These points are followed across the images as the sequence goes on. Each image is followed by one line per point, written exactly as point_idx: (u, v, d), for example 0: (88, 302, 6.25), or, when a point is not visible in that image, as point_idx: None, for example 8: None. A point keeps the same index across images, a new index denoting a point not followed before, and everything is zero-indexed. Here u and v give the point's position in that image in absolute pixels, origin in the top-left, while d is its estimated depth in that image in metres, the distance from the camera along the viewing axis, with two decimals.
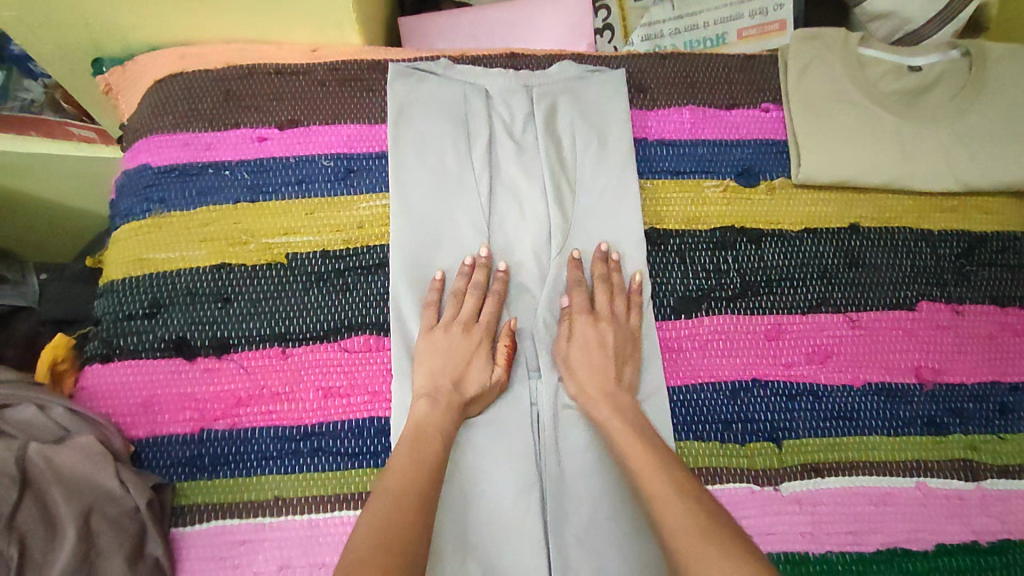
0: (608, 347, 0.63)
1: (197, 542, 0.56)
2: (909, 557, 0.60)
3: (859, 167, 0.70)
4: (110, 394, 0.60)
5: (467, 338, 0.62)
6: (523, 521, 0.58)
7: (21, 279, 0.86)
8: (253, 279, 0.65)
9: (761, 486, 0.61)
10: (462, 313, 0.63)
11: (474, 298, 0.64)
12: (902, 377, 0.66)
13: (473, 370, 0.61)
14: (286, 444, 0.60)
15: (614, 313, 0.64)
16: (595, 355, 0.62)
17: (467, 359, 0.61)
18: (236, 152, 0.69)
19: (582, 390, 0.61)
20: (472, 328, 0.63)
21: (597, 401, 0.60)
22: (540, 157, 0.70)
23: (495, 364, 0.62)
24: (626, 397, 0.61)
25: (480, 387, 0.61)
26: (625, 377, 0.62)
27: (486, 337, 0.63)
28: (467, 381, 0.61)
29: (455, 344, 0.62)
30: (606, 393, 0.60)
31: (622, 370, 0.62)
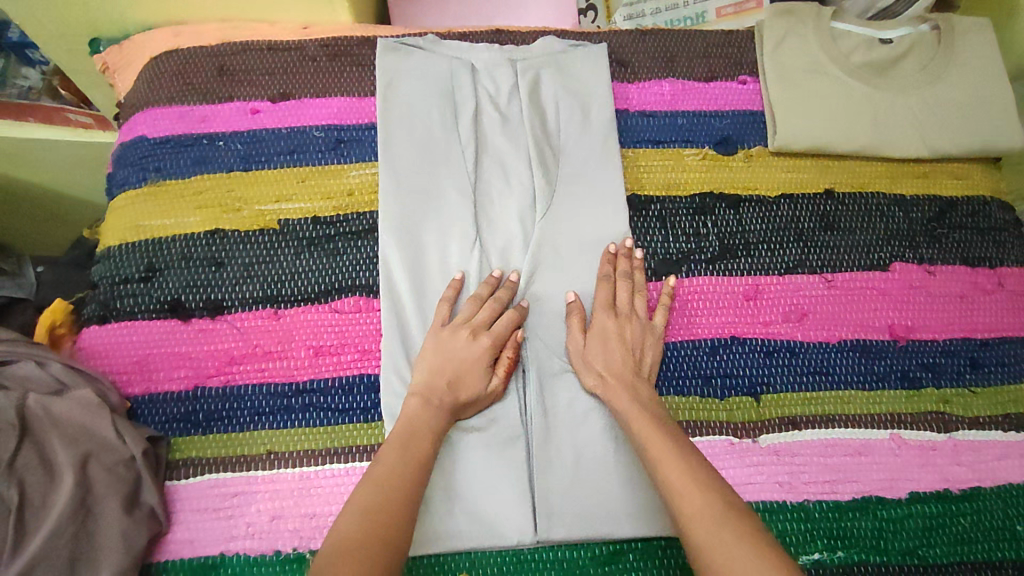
0: (625, 342, 0.63)
1: (191, 495, 0.58)
2: (883, 505, 0.61)
3: (833, 134, 0.73)
4: (107, 353, 0.62)
5: (473, 345, 0.61)
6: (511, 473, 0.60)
7: (17, 270, 0.86)
8: (246, 244, 0.67)
9: (740, 438, 0.63)
10: (477, 319, 0.62)
11: (489, 307, 0.63)
12: (876, 334, 0.68)
13: (473, 379, 0.60)
14: (279, 400, 0.61)
15: (634, 313, 0.65)
16: (615, 350, 0.62)
17: (468, 364, 0.60)
18: (230, 124, 0.71)
19: (601, 381, 0.61)
20: (481, 332, 0.61)
21: (619, 392, 0.59)
22: (525, 127, 0.72)
23: (495, 373, 0.62)
24: (644, 386, 0.61)
25: (476, 395, 0.60)
26: (646, 368, 0.63)
27: (492, 343, 0.61)
28: (464, 385, 0.60)
29: (461, 349, 0.60)
30: (625, 385, 0.60)
31: (642, 355, 0.63)
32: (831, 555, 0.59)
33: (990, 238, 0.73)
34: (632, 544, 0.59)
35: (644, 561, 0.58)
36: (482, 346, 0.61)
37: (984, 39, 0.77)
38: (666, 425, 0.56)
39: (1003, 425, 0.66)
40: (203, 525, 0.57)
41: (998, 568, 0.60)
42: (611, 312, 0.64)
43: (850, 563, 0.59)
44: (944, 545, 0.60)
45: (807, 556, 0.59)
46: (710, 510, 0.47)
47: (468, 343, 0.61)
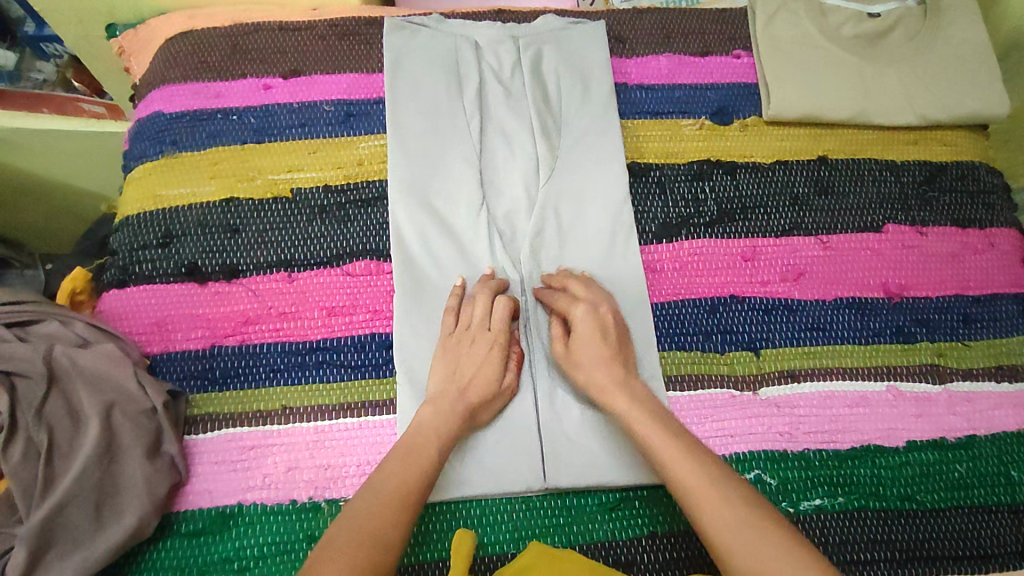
0: (611, 340, 0.61)
1: (209, 448, 0.59)
2: (882, 453, 0.63)
3: (824, 102, 0.76)
4: (127, 314, 0.64)
5: (478, 344, 0.61)
6: (517, 426, 0.62)
7: (31, 263, 0.91)
8: (259, 211, 0.69)
9: (741, 391, 0.65)
10: (473, 321, 0.62)
11: (484, 301, 0.63)
12: (872, 292, 0.70)
13: (484, 375, 0.60)
14: (294, 358, 0.63)
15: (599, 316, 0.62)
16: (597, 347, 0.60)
17: (480, 361, 0.60)
18: (243, 99, 0.74)
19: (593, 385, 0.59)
20: (484, 331, 0.62)
21: (614, 391, 0.58)
22: (528, 99, 0.74)
23: (508, 367, 0.62)
24: (637, 382, 0.59)
25: (490, 391, 0.60)
26: (628, 359, 0.61)
27: (500, 335, 0.62)
28: (472, 387, 0.59)
29: (472, 352, 0.61)
30: (619, 384, 0.58)
31: (625, 352, 0.61)
32: (833, 500, 0.61)
33: (979, 202, 0.76)
34: (639, 492, 0.61)
35: (649, 507, 0.60)
36: (487, 346, 0.61)
37: (970, 11, 0.80)
38: (673, 423, 0.55)
39: (996, 377, 0.68)
40: (220, 477, 0.58)
41: (994, 512, 0.61)
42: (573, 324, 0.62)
43: (851, 508, 0.61)
44: (941, 490, 0.62)
45: (808, 502, 0.61)
46: (737, 523, 0.46)
47: (469, 347, 0.61)
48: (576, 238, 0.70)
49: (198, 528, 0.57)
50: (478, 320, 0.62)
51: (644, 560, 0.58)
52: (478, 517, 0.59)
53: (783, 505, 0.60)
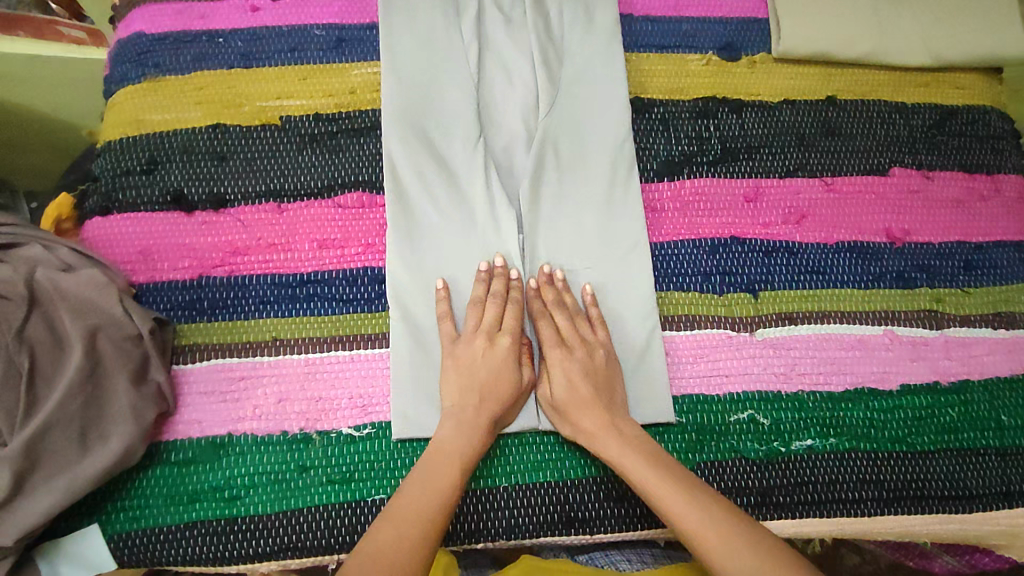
0: (592, 377, 0.58)
1: (199, 377, 0.58)
2: (875, 396, 0.63)
3: (835, 40, 0.73)
4: (110, 242, 0.62)
5: (491, 351, 0.58)
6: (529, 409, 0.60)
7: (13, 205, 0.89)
8: (247, 139, 0.66)
9: (737, 332, 0.64)
10: (484, 322, 0.60)
11: (495, 306, 0.60)
12: (874, 237, 0.69)
13: (505, 379, 0.58)
14: (284, 290, 0.62)
15: (586, 340, 0.60)
16: (582, 389, 0.58)
17: (501, 369, 0.58)
18: (229, 22, 0.70)
19: (580, 430, 0.57)
20: (496, 335, 0.59)
21: (600, 433, 0.56)
22: (529, 30, 0.71)
23: (523, 363, 0.60)
24: (625, 421, 0.57)
25: (514, 393, 0.58)
26: (619, 399, 0.59)
27: (512, 342, 0.59)
28: (500, 388, 0.57)
29: (484, 359, 0.58)
30: (604, 427, 0.56)
31: (612, 392, 0.59)
32: (824, 441, 0.61)
33: (988, 146, 0.74)
34: None
35: None
36: (502, 347, 0.59)
37: None
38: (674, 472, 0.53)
39: (994, 323, 0.67)
40: (209, 407, 0.58)
41: (983, 454, 0.62)
42: (563, 349, 0.60)
43: (843, 449, 0.61)
44: (932, 433, 0.62)
45: (800, 442, 0.61)
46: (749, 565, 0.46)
47: (487, 350, 0.58)
48: (576, 191, 0.67)
49: (189, 457, 0.56)
50: (490, 321, 0.60)
51: (637, 494, 0.58)
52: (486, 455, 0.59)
53: (774, 445, 0.61)
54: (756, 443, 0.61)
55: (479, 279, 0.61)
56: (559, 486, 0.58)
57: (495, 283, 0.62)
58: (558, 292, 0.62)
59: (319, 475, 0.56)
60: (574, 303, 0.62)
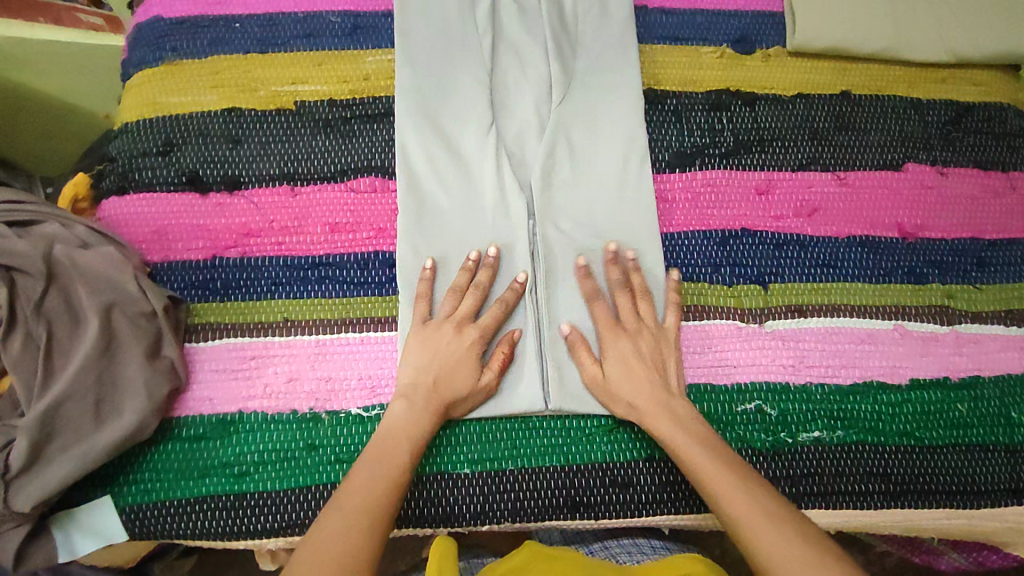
0: (648, 359, 0.59)
1: (210, 355, 0.59)
2: (884, 390, 0.63)
3: (850, 34, 0.73)
4: (126, 221, 0.63)
5: (457, 339, 0.59)
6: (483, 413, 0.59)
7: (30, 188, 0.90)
8: (261, 123, 0.67)
9: (746, 323, 0.64)
10: (459, 311, 0.60)
11: (475, 296, 0.61)
12: (885, 232, 0.69)
13: (462, 375, 0.57)
14: (296, 272, 0.62)
15: (645, 324, 0.61)
16: (637, 369, 0.59)
17: (456, 360, 0.58)
18: (246, 7, 0.71)
19: (633, 408, 0.58)
20: (466, 325, 0.60)
21: (654, 413, 0.57)
22: (543, 19, 0.71)
23: (486, 367, 0.59)
24: (682, 403, 0.58)
25: (467, 391, 0.57)
26: (672, 378, 0.59)
27: (479, 335, 0.59)
28: (451, 382, 0.57)
29: (447, 346, 0.58)
30: (657, 405, 0.57)
31: (666, 371, 0.59)
32: (832, 433, 0.61)
33: (1004, 143, 0.73)
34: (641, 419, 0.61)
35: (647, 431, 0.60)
36: (468, 340, 0.59)
37: None
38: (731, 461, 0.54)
39: (1006, 320, 0.67)
40: (220, 385, 0.58)
41: (992, 450, 0.61)
42: (620, 330, 0.60)
43: (850, 442, 0.61)
44: (940, 428, 0.62)
45: (807, 434, 0.61)
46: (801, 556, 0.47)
47: (455, 338, 0.59)
48: (586, 180, 0.67)
49: (199, 433, 0.57)
50: (465, 312, 0.60)
51: (643, 481, 0.58)
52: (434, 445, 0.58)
53: (781, 436, 0.60)
54: (763, 433, 0.61)
55: (463, 269, 0.62)
56: (563, 471, 0.58)
57: (479, 274, 0.62)
58: (626, 271, 0.63)
59: (327, 454, 0.57)
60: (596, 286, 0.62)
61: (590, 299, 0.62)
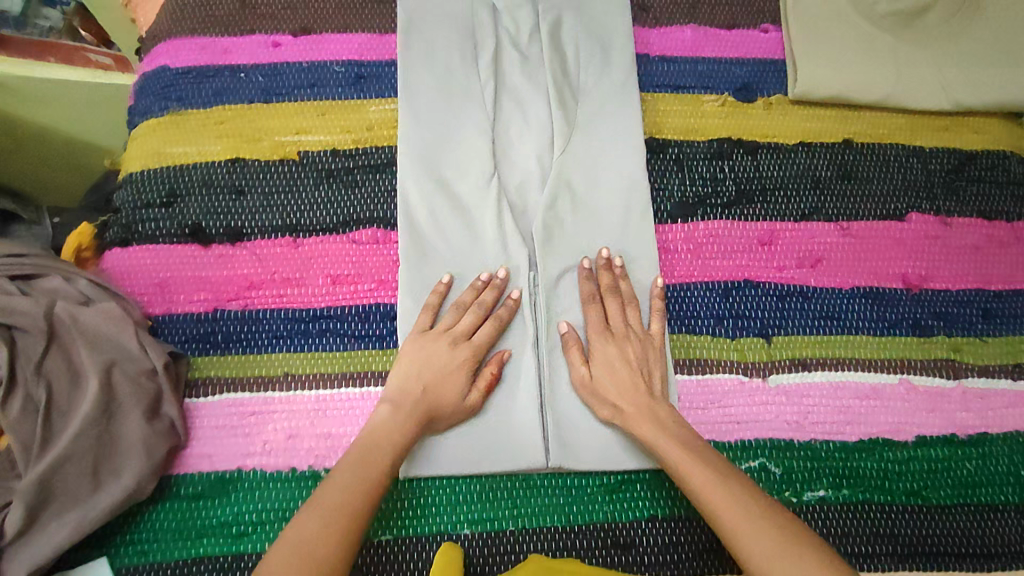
0: (635, 364, 0.60)
1: (210, 412, 0.59)
2: (891, 447, 0.62)
3: (851, 83, 0.73)
4: (128, 274, 0.63)
5: (451, 354, 0.59)
6: (472, 431, 0.60)
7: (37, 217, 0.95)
8: (265, 173, 0.67)
9: (749, 378, 0.64)
10: (458, 327, 0.61)
11: (473, 313, 0.62)
12: (890, 282, 0.68)
13: (450, 391, 0.58)
14: (297, 325, 0.62)
15: (631, 330, 0.62)
16: (623, 375, 0.60)
17: (446, 372, 0.59)
18: (252, 57, 0.72)
19: (617, 411, 0.59)
20: (463, 340, 0.60)
21: (640, 418, 0.57)
22: (546, 68, 0.72)
23: (474, 386, 0.60)
24: (664, 407, 0.58)
25: (452, 405, 0.58)
26: (657, 383, 0.60)
27: (472, 354, 0.60)
28: (444, 394, 0.58)
29: (439, 359, 0.59)
30: (643, 410, 0.58)
31: (650, 375, 0.60)
32: (837, 492, 0.60)
33: (1007, 193, 0.73)
34: (641, 475, 0.60)
35: (652, 491, 0.60)
36: (462, 356, 0.59)
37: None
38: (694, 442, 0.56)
39: (1013, 374, 0.66)
40: (220, 442, 0.58)
41: (1000, 510, 0.60)
42: (607, 336, 0.62)
43: (857, 501, 0.60)
44: (947, 486, 0.61)
45: (812, 492, 0.60)
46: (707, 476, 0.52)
47: (434, 342, 0.60)
48: (594, 223, 0.68)
49: (197, 492, 0.56)
50: (465, 329, 0.61)
51: (645, 543, 0.57)
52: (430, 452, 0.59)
53: (786, 495, 0.60)
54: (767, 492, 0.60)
55: (472, 286, 0.63)
56: (565, 531, 0.58)
57: (488, 293, 0.63)
58: (615, 278, 0.65)
59: None
60: (630, 291, 0.64)
61: (585, 302, 0.64)
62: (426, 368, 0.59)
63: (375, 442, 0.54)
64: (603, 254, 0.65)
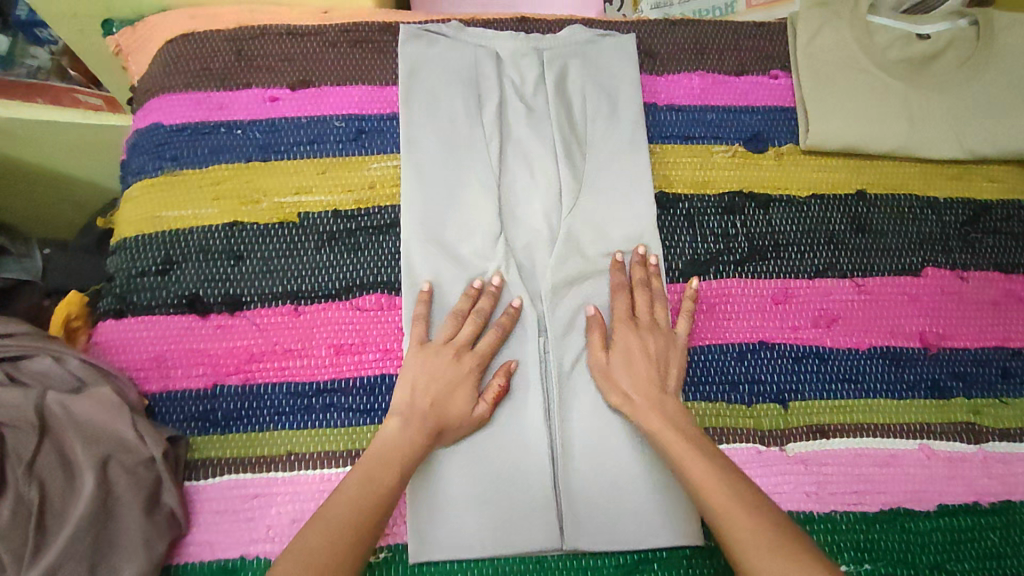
0: (651, 357, 0.60)
1: (210, 496, 0.57)
2: (912, 517, 0.60)
3: (865, 133, 0.71)
4: (122, 349, 0.61)
5: (457, 365, 0.59)
6: (493, 469, 0.59)
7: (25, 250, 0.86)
8: (264, 237, 0.65)
9: (767, 447, 0.62)
10: (458, 337, 0.60)
11: (474, 322, 0.61)
12: (907, 341, 0.67)
13: (456, 403, 0.57)
14: (299, 400, 0.60)
15: (656, 324, 0.62)
16: (640, 366, 0.60)
17: (451, 386, 0.58)
18: (248, 112, 0.69)
19: (627, 399, 0.59)
20: (465, 352, 0.60)
21: (648, 411, 0.57)
22: (552, 122, 0.70)
23: (480, 399, 0.59)
24: (673, 399, 0.58)
25: (459, 419, 0.57)
26: (672, 379, 0.60)
27: (476, 363, 0.59)
28: (450, 406, 0.57)
29: (446, 368, 0.58)
30: (653, 402, 0.58)
31: (667, 373, 0.60)
32: (859, 568, 0.58)
33: None
34: (656, 552, 0.59)
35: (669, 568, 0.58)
36: (467, 367, 0.59)
37: None
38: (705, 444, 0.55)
39: None
40: (222, 528, 0.56)
41: None
42: (631, 326, 0.62)
43: None
44: (972, 558, 0.59)
45: None
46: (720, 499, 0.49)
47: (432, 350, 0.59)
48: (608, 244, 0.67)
49: None
50: (465, 335, 0.60)
51: None
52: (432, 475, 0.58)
53: None
54: None
55: (466, 295, 0.62)
56: None
57: (483, 301, 0.62)
58: (648, 275, 0.65)
59: None
60: (659, 288, 0.65)
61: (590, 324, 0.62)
62: (441, 374, 0.58)
63: (391, 452, 0.53)
64: (617, 257, 0.66)
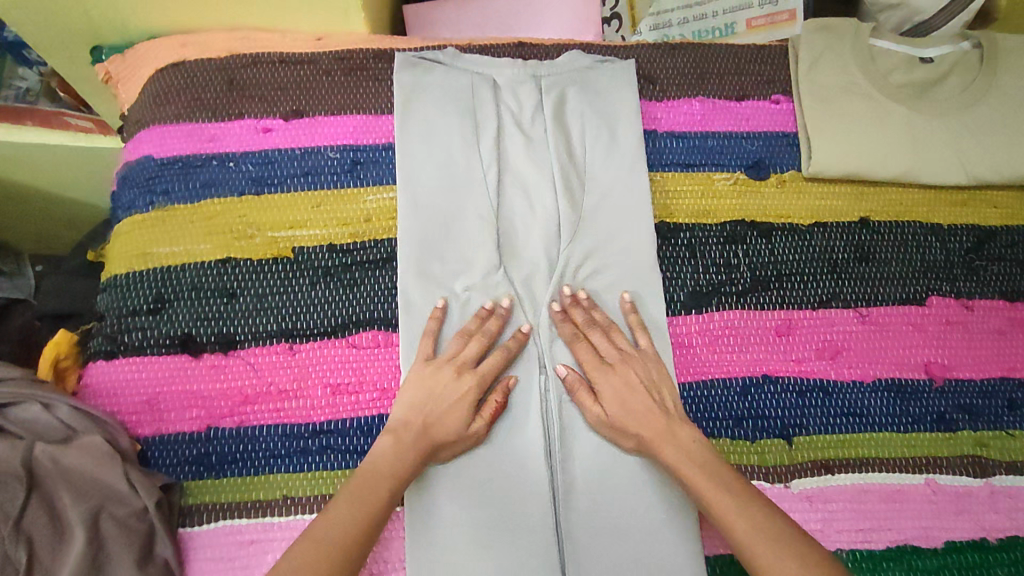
0: (639, 388, 0.59)
1: (205, 542, 0.56)
2: (919, 554, 0.60)
3: (868, 160, 0.70)
4: (115, 392, 0.60)
5: (458, 382, 0.59)
6: (493, 510, 0.58)
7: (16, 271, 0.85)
8: (258, 273, 0.64)
9: (772, 483, 0.61)
10: (463, 354, 0.60)
11: (478, 342, 0.61)
12: (913, 373, 0.66)
13: (451, 424, 0.57)
14: (295, 443, 0.59)
15: (627, 353, 0.62)
16: (631, 400, 0.59)
17: (447, 406, 0.58)
18: (241, 143, 0.68)
19: (641, 441, 0.58)
20: (466, 371, 0.59)
21: (653, 442, 0.57)
22: (551, 151, 0.69)
23: (479, 415, 0.59)
24: (686, 428, 0.57)
25: (455, 437, 0.57)
26: (671, 406, 0.59)
27: (477, 384, 0.59)
28: (444, 425, 0.57)
29: (445, 386, 0.58)
30: (663, 434, 0.57)
31: (664, 400, 0.59)
32: None
33: None
34: None
35: None
36: (467, 385, 0.59)
37: None
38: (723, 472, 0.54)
39: None
40: None
41: None
42: (606, 368, 0.61)
43: None
44: None
45: None
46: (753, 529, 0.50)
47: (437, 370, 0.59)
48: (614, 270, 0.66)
49: None
50: (470, 357, 0.60)
51: None
52: (432, 502, 0.58)
53: None
54: None
55: (477, 315, 0.62)
56: None
57: (490, 322, 0.62)
58: (585, 310, 0.63)
59: None
60: (604, 318, 0.63)
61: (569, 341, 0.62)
62: (436, 398, 0.58)
63: (373, 475, 0.54)
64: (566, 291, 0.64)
